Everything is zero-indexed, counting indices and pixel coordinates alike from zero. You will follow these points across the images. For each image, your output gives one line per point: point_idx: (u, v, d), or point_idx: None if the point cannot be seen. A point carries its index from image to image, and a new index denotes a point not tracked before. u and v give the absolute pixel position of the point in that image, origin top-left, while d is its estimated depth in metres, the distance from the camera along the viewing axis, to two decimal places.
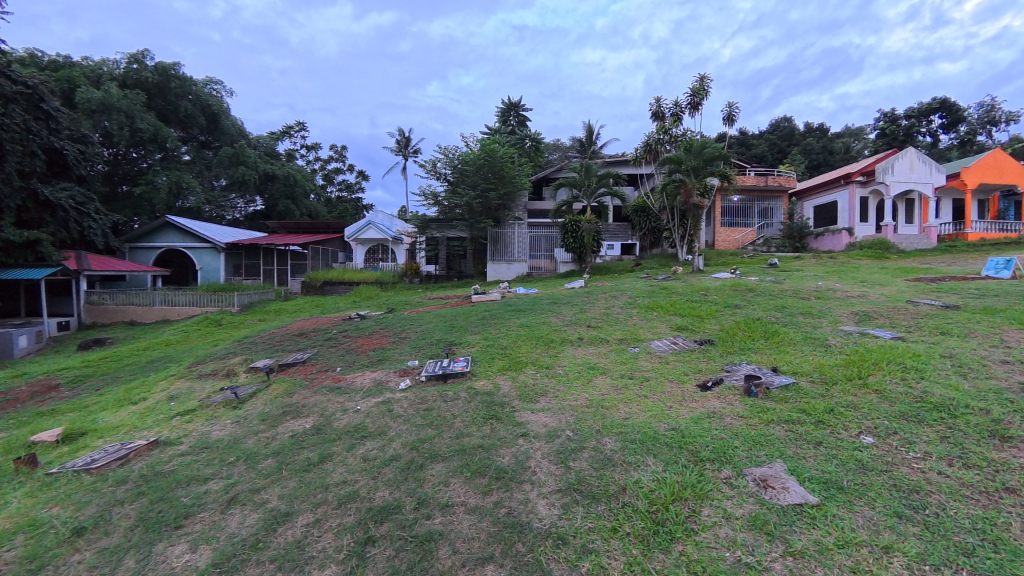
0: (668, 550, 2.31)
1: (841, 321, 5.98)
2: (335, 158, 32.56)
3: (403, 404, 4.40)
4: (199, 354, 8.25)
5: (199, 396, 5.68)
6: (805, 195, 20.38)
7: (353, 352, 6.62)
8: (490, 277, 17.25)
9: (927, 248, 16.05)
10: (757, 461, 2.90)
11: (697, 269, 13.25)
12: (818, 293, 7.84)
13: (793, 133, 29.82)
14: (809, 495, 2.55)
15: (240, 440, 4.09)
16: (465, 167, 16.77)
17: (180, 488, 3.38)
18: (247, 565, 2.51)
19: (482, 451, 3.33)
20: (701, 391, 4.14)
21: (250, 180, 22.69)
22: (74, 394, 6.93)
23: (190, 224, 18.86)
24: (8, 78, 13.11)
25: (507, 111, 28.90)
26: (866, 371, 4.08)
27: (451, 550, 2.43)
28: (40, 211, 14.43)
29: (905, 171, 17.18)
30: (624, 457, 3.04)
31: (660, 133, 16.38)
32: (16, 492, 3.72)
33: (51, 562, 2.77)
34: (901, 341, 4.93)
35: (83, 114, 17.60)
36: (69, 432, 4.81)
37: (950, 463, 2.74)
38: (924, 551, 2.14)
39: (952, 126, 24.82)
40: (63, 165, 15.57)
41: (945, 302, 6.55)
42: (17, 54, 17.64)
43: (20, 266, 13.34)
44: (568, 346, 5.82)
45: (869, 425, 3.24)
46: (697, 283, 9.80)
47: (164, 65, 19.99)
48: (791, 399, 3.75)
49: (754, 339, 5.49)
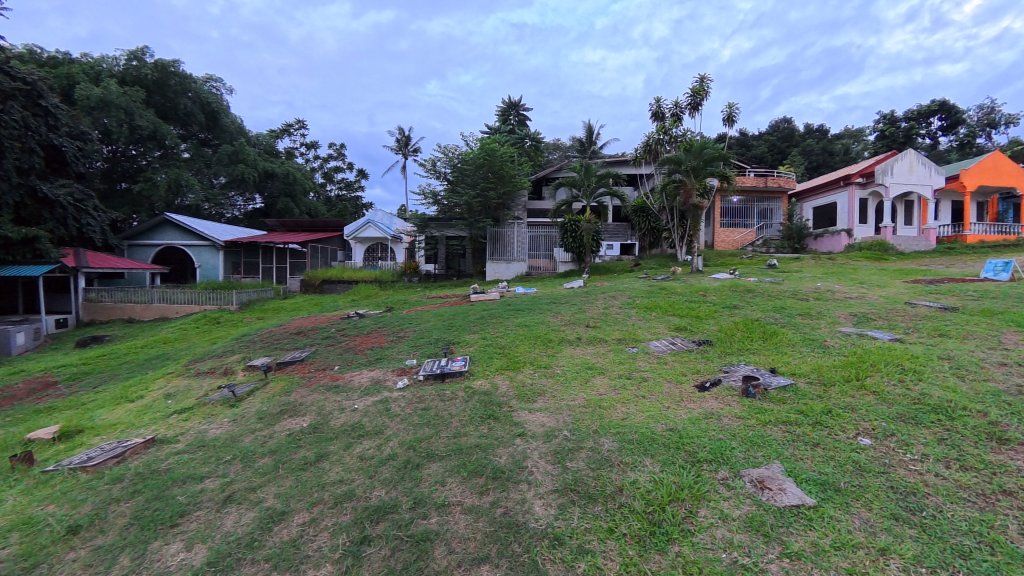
0: (665, 551, 2.30)
1: (840, 322, 6.02)
2: (334, 156, 32.53)
3: (401, 403, 4.38)
4: (197, 352, 8.21)
5: (196, 394, 5.64)
6: (805, 196, 20.37)
7: (351, 352, 6.59)
8: (490, 277, 17.25)
9: (926, 249, 16.09)
10: (754, 462, 2.89)
11: (696, 269, 13.24)
12: (817, 293, 7.93)
13: (794, 134, 29.84)
14: (806, 497, 2.55)
15: (237, 439, 4.06)
16: (465, 166, 16.75)
17: (176, 487, 3.36)
18: (242, 564, 2.49)
19: (479, 451, 3.32)
20: (700, 391, 4.16)
21: (249, 178, 22.65)
22: (72, 391, 6.93)
23: (189, 222, 18.79)
24: (7, 74, 13.07)
25: (507, 111, 28.96)
26: (864, 372, 4.09)
27: (446, 550, 2.42)
28: (38, 208, 14.39)
29: (905, 172, 17.19)
30: (622, 457, 3.04)
31: (660, 133, 16.40)
32: (11, 488, 3.71)
33: (46, 560, 2.77)
34: (899, 342, 4.92)
35: (82, 111, 17.54)
36: (66, 430, 4.81)
37: (947, 464, 2.74)
38: (921, 553, 2.13)
39: (952, 127, 24.86)
40: (62, 162, 15.50)
41: (943, 304, 6.64)
42: (16, 49, 17.59)
43: (19, 263, 13.30)
44: (566, 346, 5.82)
45: (866, 426, 3.24)
46: (697, 283, 9.88)
47: (164, 61, 19.93)
48: (790, 399, 3.76)
49: (752, 339, 5.51)
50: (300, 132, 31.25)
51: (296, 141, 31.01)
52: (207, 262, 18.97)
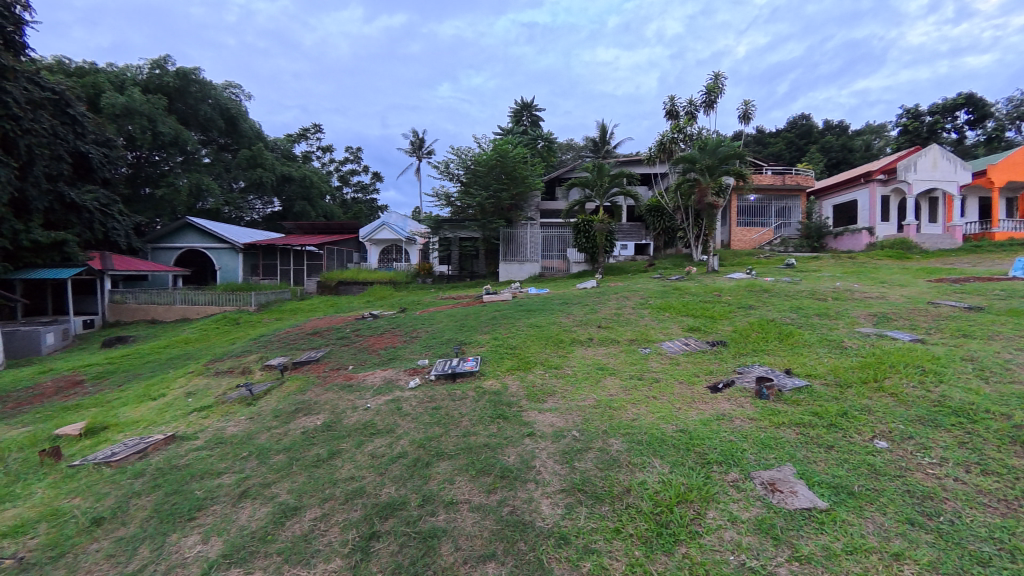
0: (671, 552, 2.29)
1: (857, 322, 5.89)
2: (349, 159, 32.99)
3: (412, 402, 4.43)
4: (216, 352, 8.43)
5: (215, 393, 5.78)
6: (823, 195, 19.91)
7: (365, 351, 6.70)
8: (502, 278, 17.42)
9: (951, 248, 15.59)
10: (765, 464, 2.85)
11: (712, 269, 12.89)
12: (836, 293, 7.72)
13: (812, 130, 29.21)
14: (818, 499, 2.50)
15: (254, 436, 4.17)
16: (478, 167, 16.72)
17: (194, 481, 3.47)
18: (256, 557, 2.56)
19: (488, 450, 3.34)
20: (712, 391, 4.11)
21: (267, 182, 23.14)
22: (98, 390, 7.17)
23: (209, 225, 19.28)
24: (37, 85, 13.60)
25: (521, 112, 28.92)
26: (882, 374, 3.99)
27: (453, 547, 2.44)
28: (66, 213, 14.81)
29: (928, 169, 16.58)
30: (630, 457, 3.02)
31: (674, 132, 16.14)
32: (40, 482, 3.87)
33: (71, 550, 2.88)
34: (920, 343, 4.80)
35: (107, 118, 18.12)
36: (92, 426, 5.01)
37: (967, 469, 2.66)
38: (936, 559, 2.08)
39: (979, 121, 23.96)
40: (88, 169, 16.01)
41: (968, 303, 6.40)
42: (45, 61, 18.28)
43: (47, 266, 13.88)
44: (578, 347, 5.81)
45: (883, 429, 3.16)
46: (712, 284, 9.72)
47: (184, 70, 20.54)
48: (804, 401, 3.68)
49: (767, 339, 5.43)
50: (316, 136, 31.81)
51: (313, 145, 31.60)
52: (228, 264, 19.49)
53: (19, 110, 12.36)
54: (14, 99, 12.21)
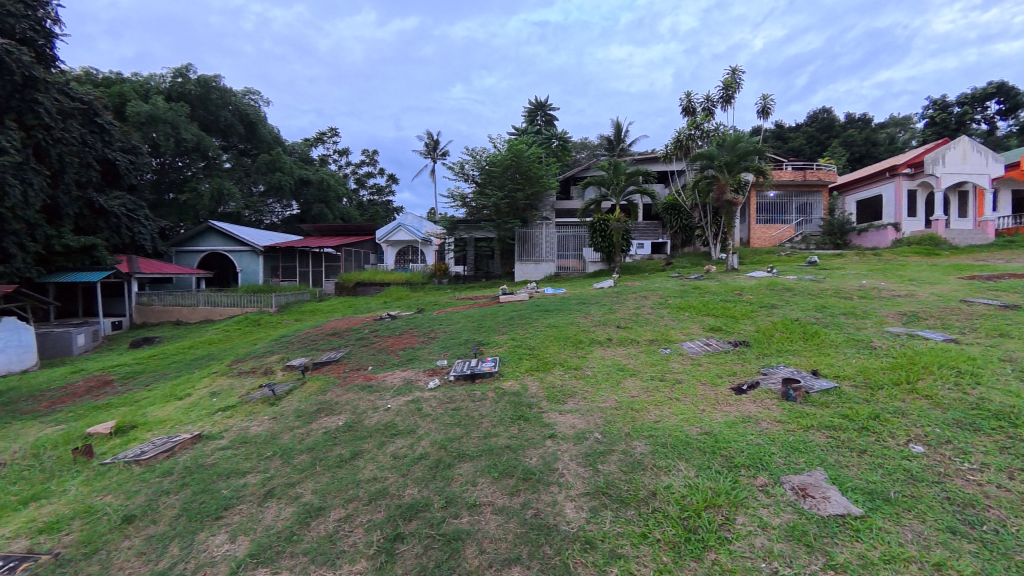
0: (700, 559, 2.24)
1: (886, 322, 5.68)
2: (366, 161, 33.36)
3: (432, 403, 4.44)
4: (239, 353, 8.58)
5: (238, 394, 5.88)
6: (846, 189, 19.34)
7: (384, 352, 6.76)
8: (518, 278, 17.44)
9: (981, 243, 15.14)
10: (795, 469, 2.76)
11: (731, 268, 12.57)
12: (862, 292, 7.43)
13: (834, 124, 28.46)
14: (852, 505, 2.42)
15: (277, 436, 4.23)
16: (492, 168, 16.69)
17: (220, 480, 3.53)
18: (282, 557, 2.59)
19: (510, 451, 3.32)
20: (736, 393, 4.02)
21: (285, 185, 23.57)
22: (126, 389, 7.37)
23: (230, 228, 19.70)
24: (67, 95, 14.11)
25: (535, 112, 28.85)
26: (915, 375, 3.85)
27: (477, 550, 2.43)
28: (95, 218, 15.29)
29: (957, 162, 15.99)
30: (655, 461, 2.97)
31: (691, 128, 15.86)
32: (73, 479, 4.00)
33: (104, 547, 2.96)
34: (954, 343, 4.62)
35: (132, 126, 18.67)
36: (122, 425, 5.15)
37: (1010, 475, 2.54)
38: (980, 569, 2.00)
39: (1011, 111, 23.02)
40: (115, 175, 16.52)
41: (1004, 302, 6.07)
42: (74, 73, 18.93)
43: (78, 269, 14.39)
44: (597, 347, 5.77)
45: (919, 433, 3.04)
46: (732, 282, 9.41)
47: (205, 77, 21.09)
48: (833, 403, 3.57)
49: (792, 339, 5.29)
50: (333, 140, 32.28)
51: (330, 148, 32.06)
52: (248, 266, 19.91)
53: (50, 119, 12.87)
54: (45, 109, 12.70)
